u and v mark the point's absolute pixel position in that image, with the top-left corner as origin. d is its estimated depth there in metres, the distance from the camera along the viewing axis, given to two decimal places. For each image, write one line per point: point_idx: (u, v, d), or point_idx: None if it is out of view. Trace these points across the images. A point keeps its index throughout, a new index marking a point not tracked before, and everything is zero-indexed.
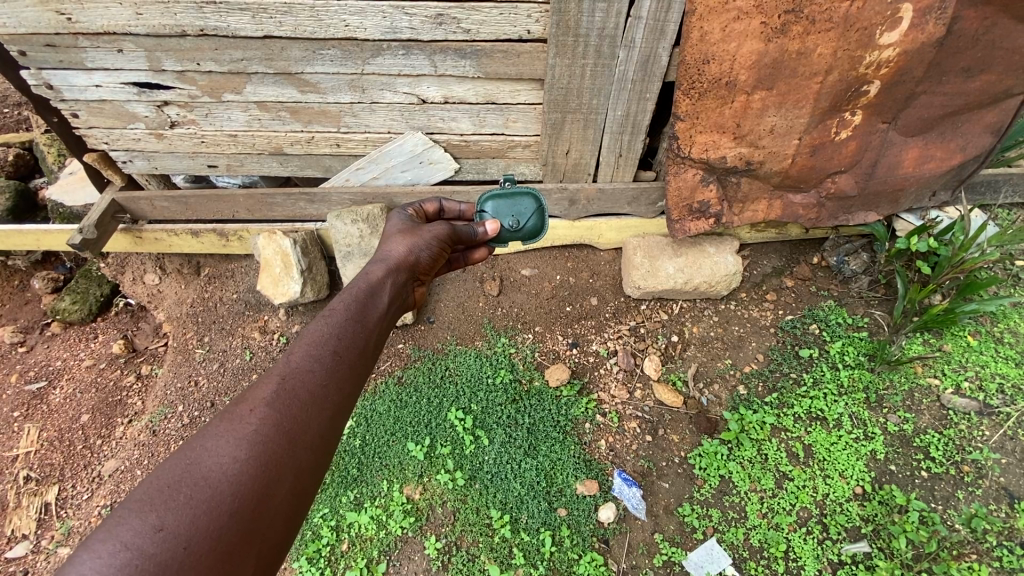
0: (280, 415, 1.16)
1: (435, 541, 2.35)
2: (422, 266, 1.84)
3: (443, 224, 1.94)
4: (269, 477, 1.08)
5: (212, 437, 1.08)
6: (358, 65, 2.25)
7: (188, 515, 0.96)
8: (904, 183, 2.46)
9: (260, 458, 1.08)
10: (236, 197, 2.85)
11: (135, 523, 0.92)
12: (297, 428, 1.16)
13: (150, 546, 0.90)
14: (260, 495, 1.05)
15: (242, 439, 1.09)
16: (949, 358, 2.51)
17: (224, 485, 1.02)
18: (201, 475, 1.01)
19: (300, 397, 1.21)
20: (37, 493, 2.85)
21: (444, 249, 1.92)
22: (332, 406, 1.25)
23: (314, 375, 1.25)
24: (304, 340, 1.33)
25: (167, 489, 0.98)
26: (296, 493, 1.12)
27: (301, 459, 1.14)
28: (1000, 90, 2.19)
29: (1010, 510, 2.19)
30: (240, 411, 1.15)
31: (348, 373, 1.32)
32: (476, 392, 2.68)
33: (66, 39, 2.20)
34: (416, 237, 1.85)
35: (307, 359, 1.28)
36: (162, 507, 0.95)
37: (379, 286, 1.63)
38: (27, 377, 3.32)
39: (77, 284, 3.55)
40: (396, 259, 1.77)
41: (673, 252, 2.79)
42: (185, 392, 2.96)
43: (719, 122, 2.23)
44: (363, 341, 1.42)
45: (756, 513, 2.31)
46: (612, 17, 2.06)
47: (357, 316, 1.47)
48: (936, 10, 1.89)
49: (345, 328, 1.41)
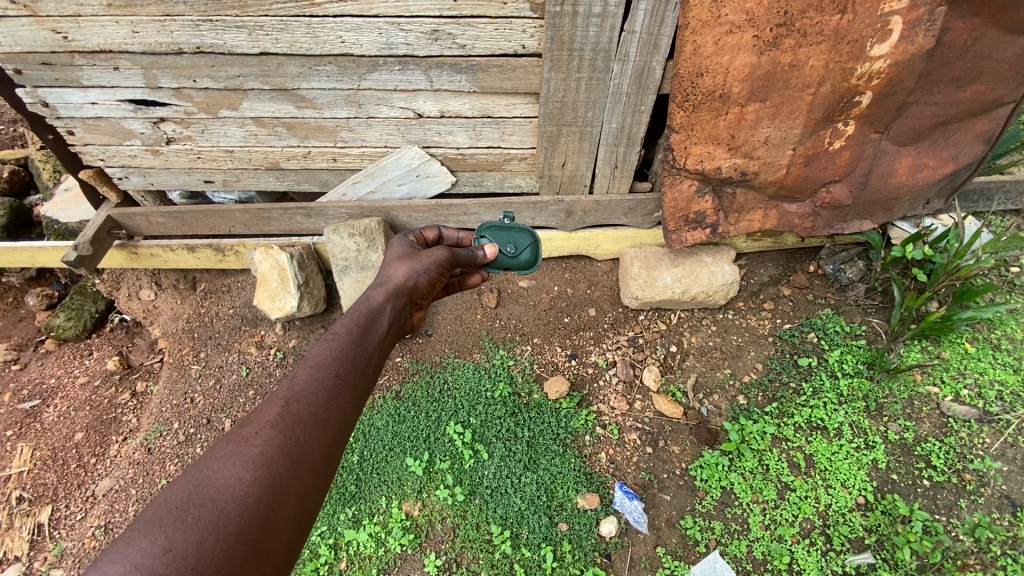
0: (285, 436, 1.15)
1: (435, 558, 2.33)
2: (419, 290, 1.83)
3: (443, 248, 1.93)
4: (273, 498, 1.06)
5: (220, 458, 1.07)
6: (354, 81, 2.26)
7: (196, 536, 0.94)
8: (898, 192, 2.48)
9: (265, 479, 1.07)
10: (232, 212, 2.85)
11: (144, 545, 0.91)
12: (300, 450, 1.15)
13: (160, 567, 0.89)
14: (266, 515, 1.04)
15: (248, 461, 1.08)
16: (947, 366, 2.51)
17: (232, 505, 1.01)
18: (209, 496, 1.00)
19: (303, 419, 1.20)
20: (31, 513, 2.80)
21: (444, 272, 1.91)
22: (334, 428, 1.24)
23: (317, 398, 1.25)
24: (307, 363, 1.33)
25: (176, 510, 0.96)
26: (300, 514, 1.10)
27: (305, 480, 1.13)
28: (989, 99, 2.22)
29: (1013, 518, 2.18)
30: (245, 433, 1.14)
31: (349, 396, 1.32)
32: (475, 405, 2.66)
33: (62, 58, 2.20)
34: (415, 261, 1.85)
35: (310, 381, 1.28)
36: (171, 528, 0.94)
37: (381, 309, 1.63)
38: (21, 396, 3.28)
39: (72, 301, 3.52)
40: (395, 283, 1.77)
41: (671, 262, 2.80)
42: (182, 409, 2.94)
43: (714, 134, 2.25)
44: (364, 364, 1.42)
45: (758, 525, 2.30)
46: (606, 32, 2.08)
47: (357, 340, 1.47)
48: (926, 22, 1.91)
49: (345, 352, 1.40)
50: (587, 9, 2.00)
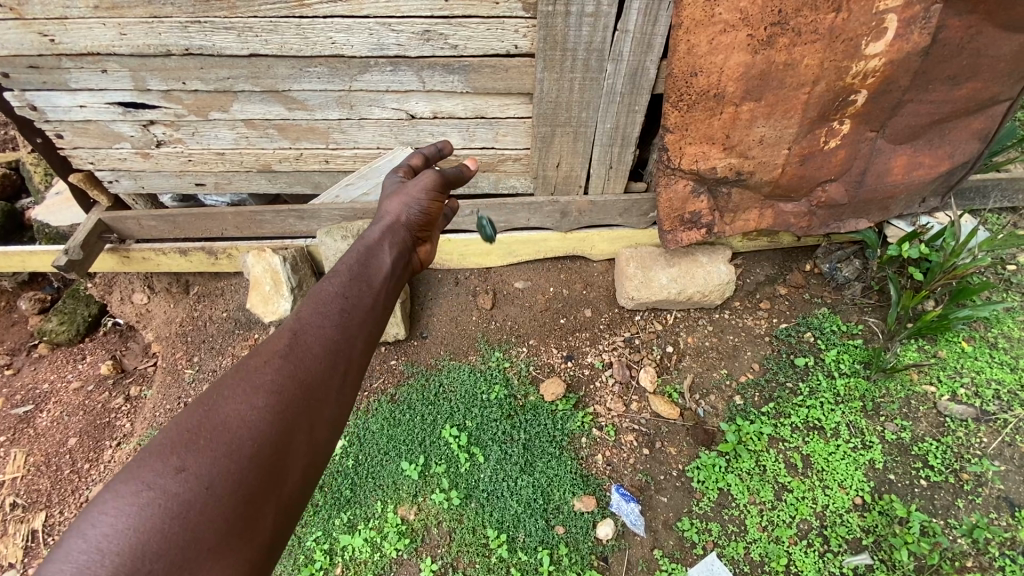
0: (296, 364, 1.09)
1: (431, 562, 2.31)
2: (416, 226, 1.65)
3: (431, 172, 1.73)
4: (286, 427, 1.02)
5: (229, 384, 1.02)
6: (346, 82, 2.24)
7: (208, 460, 0.92)
8: (894, 191, 2.47)
9: (276, 407, 1.03)
10: (224, 215, 2.82)
11: (156, 465, 0.89)
12: (312, 381, 1.09)
13: (173, 486, 0.88)
14: (279, 442, 1.00)
15: (259, 387, 1.04)
16: (944, 365, 2.50)
17: (242, 432, 0.97)
18: (220, 421, 0.97)
19: (314, 349, 1.13)
20: (24, 520, 2.77)
21: (442, 197, 1.74)
22: (347, 360, 1.17)
23: (328, 330, 1.17)
24: (317, 293, 1.25)
25: (188, 434, 0.94)
26: (315, 444, 1.06)
27: (317, 411, 1.08)
28: (985, 97, 2.21)
29: (1011, 518, 2.17)
30: (255, 361, 1.08)
31: (363, 325, 1.24)
32: (471, 408, 2.64)
33: (49, 60, 2.18)
34: (406, 193, 1.66)
35: (317, 311, 1.19)
36: (183, 449, 0.92)
37: (382, 244, 1.50)
38: (14, 401, 3.25)
39: (65, 305, 3.48)
40: (392, 218, 1.60)
41: (667, 262, 2.79)
42: (175, 413, 2.91)
43: (708, 133, 2.23)
44: (375, 298, 1.32)
45: (756, 526, 2.29)
46: (599, 31, 2.06)
47: (365, 273, 1.36)
48: (921, 20, 1.90)
49: (353, 285, 1.30)
50: (579, 9, 1.99)
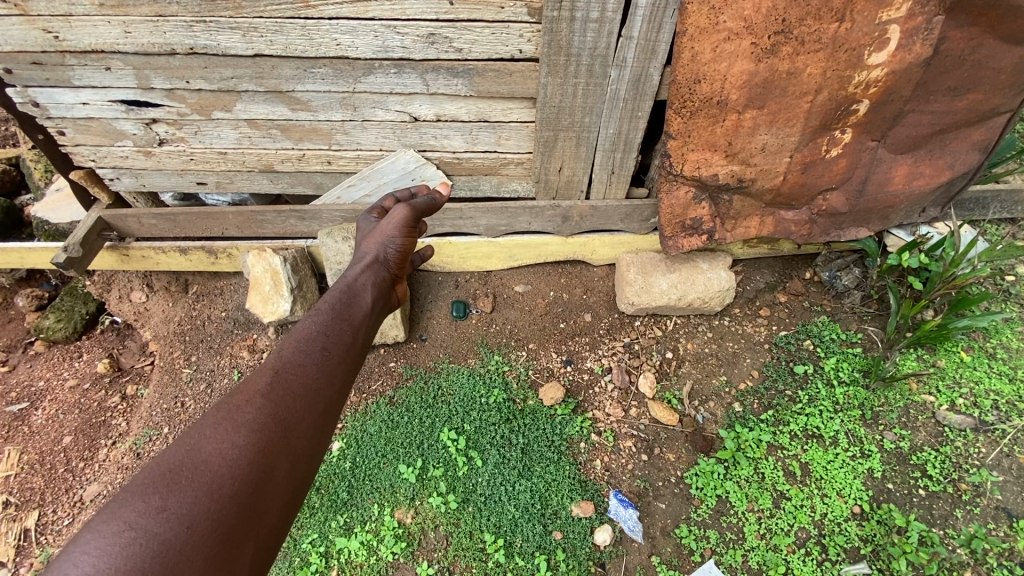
0: (275, 404, 1.16)
1: (427, 566, 2.30)
2: (393, 263, 1.81)
3: (402, 208, 1.90)
4: (267, 462, 1.08)
5: (210, 425, 1.08)
6: (349, 84, 2.24)
7: (190, 498, 0.97)
8: (894, 200, 2.48)
9: (258, 444, 1.09)
10: (225, 214, 2.81)
11: (138, 504, 0.93)
12: (292, 418, 1.16)
13: (153, 526, 0.91)
14: (259, 480, 1.05)
15: (240, 427, 1.10)
16: (943, 374, 2.51)
17: (223, 469, 1.02)
18: (202, 460, 1.01)
19: (293, 389, 1.21)
20: (17, 519, 2.74)
21: (413, 233, 1.89)
22: (325, 399, 1.25)
23: (306, 368, 1.26)
24: (294, 336, 1.33)
25: (169, 475, 0.98)
26: (293, 481, 1.12)
27: (296, 447, 1.14)
28: (986, 108, 2.22)
29: (1010, 529, 2.17)
30: (236, 401, 1.14)
31: (338, 366, 1.32)
32: (470, 412, 2.64)
33: (53, 57, 2.17)
34: (381, 232, 1.83)
35: (297, 353, 1.28)
36: (164, 489, 0.96)
37: (362, 283, 1.65)
38: (9, 399, 3.21)
39: (62, 302, 3.46)
40: (369, 257, 1.76)
41: (668, 268, 2.80)
42: (172, 413, 2.90)
43: (711, 140, 2.24)
44: (351, 338, 1.41)
45: (755, 535, 2.28)
46: (604, 37, 2.06)
47: (342, 313, 1.47)
48: (923, 31, 1.92)
49: (331, 324, 1.40)
50: (584, 14, 1.99)
